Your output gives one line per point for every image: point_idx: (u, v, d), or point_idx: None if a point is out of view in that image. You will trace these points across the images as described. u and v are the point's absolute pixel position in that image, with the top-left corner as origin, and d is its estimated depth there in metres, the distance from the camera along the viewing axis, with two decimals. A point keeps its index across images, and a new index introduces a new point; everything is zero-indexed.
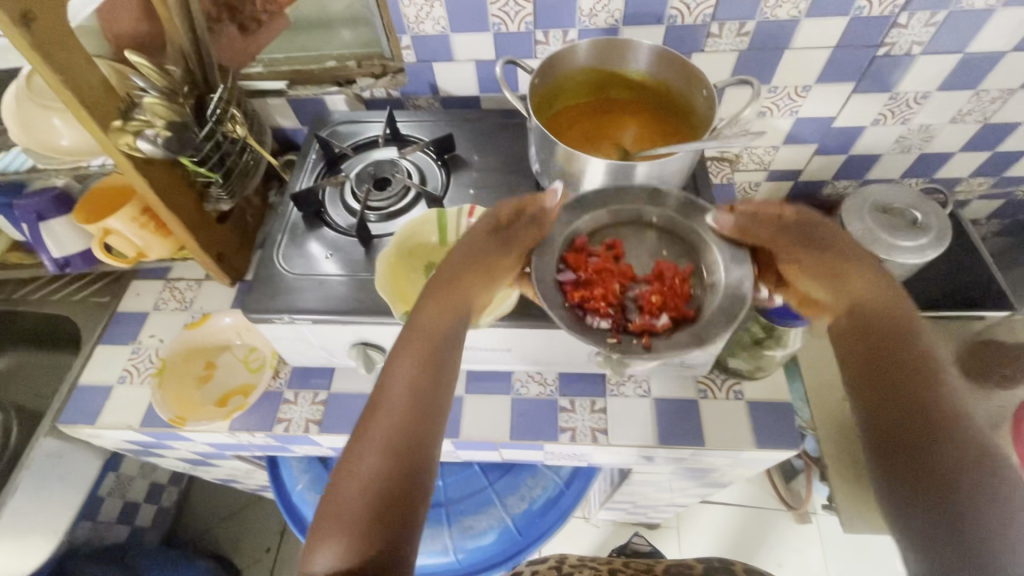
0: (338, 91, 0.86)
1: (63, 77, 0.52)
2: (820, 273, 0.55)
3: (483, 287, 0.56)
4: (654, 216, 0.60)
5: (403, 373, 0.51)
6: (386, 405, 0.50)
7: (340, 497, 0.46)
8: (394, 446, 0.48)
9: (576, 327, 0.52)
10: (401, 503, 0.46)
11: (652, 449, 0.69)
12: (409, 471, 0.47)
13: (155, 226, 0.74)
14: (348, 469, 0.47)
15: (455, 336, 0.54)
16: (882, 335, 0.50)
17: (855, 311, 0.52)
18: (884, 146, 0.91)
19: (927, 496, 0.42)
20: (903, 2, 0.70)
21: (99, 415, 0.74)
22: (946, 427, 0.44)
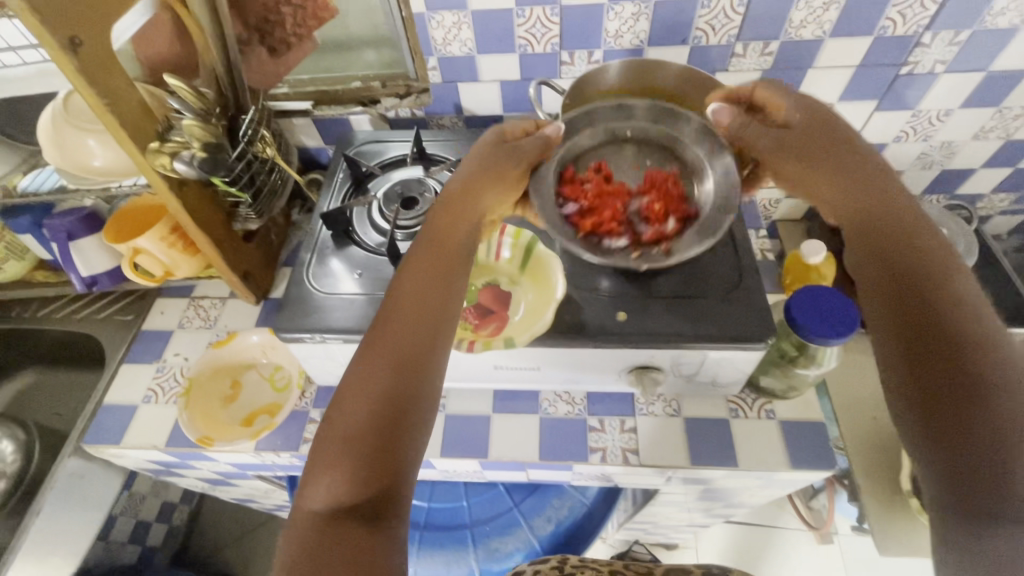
0: (362, 111, 0.87)
1: (106, 100, 0.53)
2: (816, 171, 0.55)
3: (491, 198, 0.58)
4: (627, 130, 0.65)
5: (405, 283, 0.51)
6: (386, 318, 0.49)
7: (337, 412, 0.45)
8: (395, 358, 0.47)
9: (595, 253, 0.58)
10: (403, 418, 0.45)
11: (684, 470, 0.67)
12: (409, 385, 0.46)
13: (183, 245, 0.74)
14: (346, 386, 0.46)
15: (460, 250, 0.55)
16: (882, 238, 0.49)
17: (851, 208, 0.52)
18: (906, 163, 0.91)
19: (940, 396, 0.41)
20: (927, 22, 0.70)
21: (124, 435, 0.74)
22: (961, 324, 0.42)
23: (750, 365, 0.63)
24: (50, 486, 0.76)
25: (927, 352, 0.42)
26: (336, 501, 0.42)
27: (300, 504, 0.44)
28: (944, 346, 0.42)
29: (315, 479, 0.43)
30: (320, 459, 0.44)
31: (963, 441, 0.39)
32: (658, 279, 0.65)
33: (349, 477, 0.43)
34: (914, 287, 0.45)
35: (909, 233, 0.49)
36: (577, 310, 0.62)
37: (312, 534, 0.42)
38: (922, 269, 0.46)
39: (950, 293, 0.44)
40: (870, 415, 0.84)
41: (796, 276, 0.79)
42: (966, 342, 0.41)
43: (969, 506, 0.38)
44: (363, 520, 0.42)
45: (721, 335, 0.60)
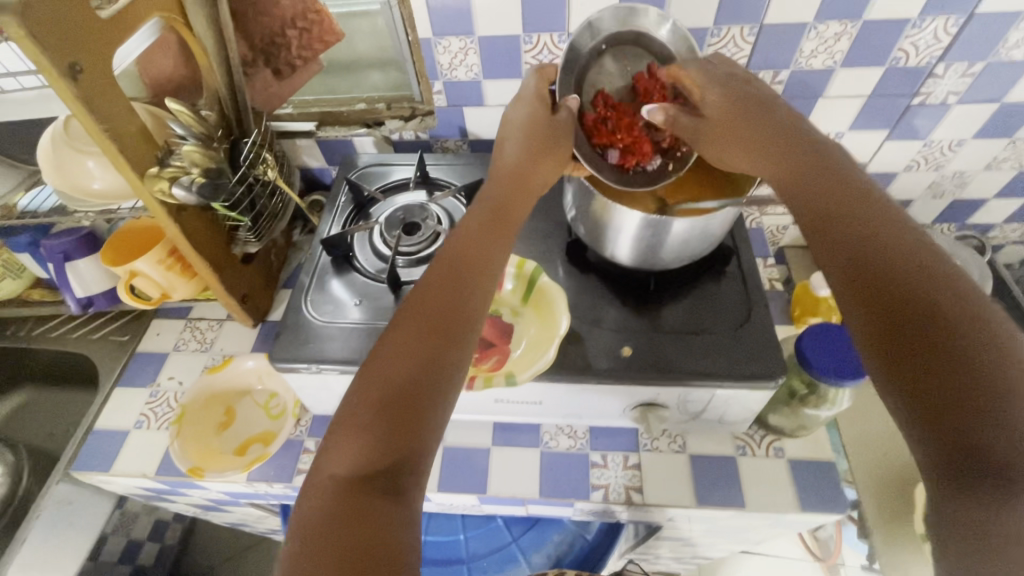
0: (366, 132, 0.87)
1: (104, 126, 0.52)
2: (731, 131, 0.53)
3: (547, 172, 0.57)
4: (601, 46, 0.62)
5: (456, 251, 0.51)
6: (432, 282, 0.48)
7: (370, 375, 0.43)
8: (436, 324, 0.46)
9: (648, 182, 0.62)
10: (436, 388, 0.43)
11: (689, 510, 0.65)
12: (450, 351, 0.45)
13: (181, 268, 0.73)
14: (385, 347, 0.45)
15: (513, 225, 0.55)
16: (806, 183, 0.46)
17: (790, 171, 0.48)
18: (916, 192, 0.89)
19: (890, 332, 0.35)
20: (940, 54, 0.69)
21: (114, 462, 0.72)
22: (899, 251, 0.38)
23: (759, 404, 0.61)
24: (37, 514, 0.74)
25: (868, 286, 0.38)
26: (361, 467, 0.39)
27: (318, 469, 0.40)
28: (880, 280, 0.37)
29: (336, 445, 0.41)
30: (345, 424, 0.41)
31: (925, 378, 0.33)
32: (662, 313, 0.63)
33: (373, 444, 0.40)
34: (843, 224, 0.42)
35: (833, 175, 0.46)
36: (580, 345, 0.61)
37: (329, 503, 0.38)
38: (846, 205, 0.43)
39: (873, 225, 0.40)
40: (882, 452, 0.81)
41: (804, 306, 0.78)
42: (903, 270, 0.37)
43: (960, 461, 0.30)
44: (382, 492, 0.39)
45: (729, 374, 0.57)
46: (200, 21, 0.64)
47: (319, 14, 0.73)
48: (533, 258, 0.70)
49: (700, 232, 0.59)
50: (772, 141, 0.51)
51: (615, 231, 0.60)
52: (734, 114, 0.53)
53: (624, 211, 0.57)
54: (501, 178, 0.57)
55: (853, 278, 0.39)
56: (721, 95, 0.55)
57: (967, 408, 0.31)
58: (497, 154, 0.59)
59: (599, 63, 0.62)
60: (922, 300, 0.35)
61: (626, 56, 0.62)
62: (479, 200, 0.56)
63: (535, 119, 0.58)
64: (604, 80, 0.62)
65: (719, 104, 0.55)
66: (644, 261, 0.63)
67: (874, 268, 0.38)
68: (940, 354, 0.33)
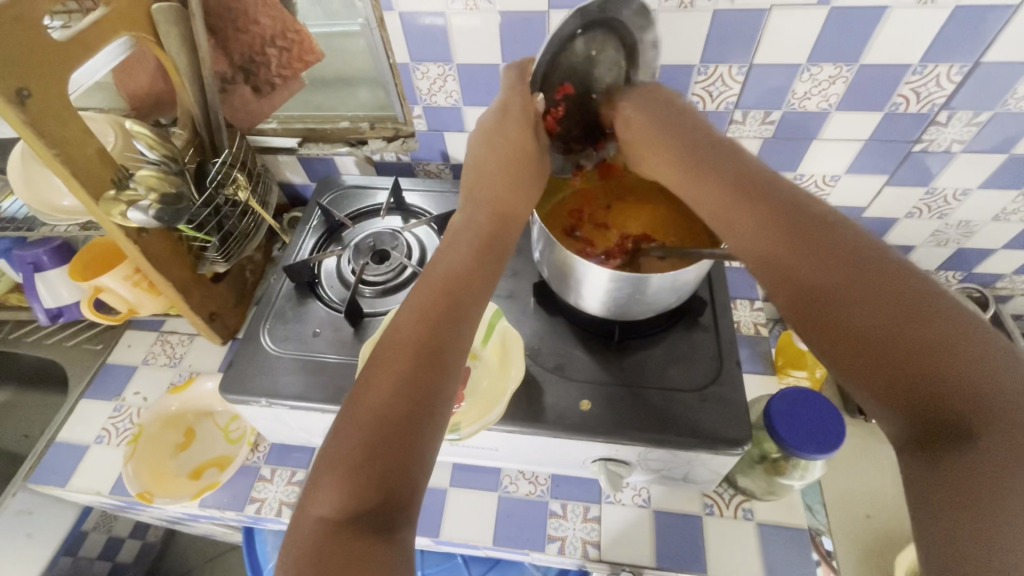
0: (348, 152, 0.84)
1: (56, 151, 0.51)
2: (647, 139, 0.51)
3: (524, 204, 0.53)
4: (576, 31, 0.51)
5: (446, 275, 0.46)
6: (415, 309, 0.44)
7: (357, 406, 0.40)
8: (419, 344, 0.42)
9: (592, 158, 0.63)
10: (423, 414, 0.40)
11: (648, 571, 0.62)
12: (435, 366, 0.41)
13: (147, 285, 0.73)
14: (368, 380, 0.41)
15: (505, 242, 0.51)
16: (712, 183, 0.45)
17: (709, 175, 0.45)
18: (918, 239, 0.85)
19: (827, 330, 0.34)
20: (943, 101, 0.65)
21: (70, 476, 0.71)
22: (812, 235, 0.37)
23: (724, 467, 0.58)
24: None
25: (794, 286, 0.37)
26: (350, 504, 0.36)
27: (305, 511, 0.37)
28: (796, 280, 0.37)
29: (323, 484, 0.37)
30: (335, 462, 0.37)
31: (878, 362, 0.31)
32: (626, 365, 0.61)
33: (365, 481, 0.37)
34: (752, 222, 0.41)
35: (739, 168, 0.45)
36: (538, 393, 0.58)
37: (320, 548, 0.35)
38: (756, 196, 0.42)
39: (783, 216, 0.39)
40: (863, 514, 0.77)
41: (788, 357, 0.76)
42: (821, 257, 0.36)
43: (928, 436, 0.29)
44: (376, 528, 0.36)
45: (690, 436, 0.54)
46: (173, 42, 0.62)
47: (298, 34, 0.71)
48: (500, 296, 0.68)
49: (672, 285, 0.55)
50: (677, 139, 0.49)
51: (577, 279, 0.57)
52: (648, 129, 0.52)
53: (586, 264, 0.54)
54: (490, 209, 0.52)
55: (779, 282, 0.38)
56: (635, 113, 0.53)
57: (920, 379, 0.29)
58: (477, 182, 0.53)
59: (572, 49, 0.52)
60: (840, 281, 0.34)
61: (598, 42, 0.53)
62: (463, 227, 0.51)
63: (523, 151, 0.53)
64: (575, 71, 0.54)
65: (636, 120, 0.53)
66: (614, 311, 0.59)
67: (793, 266, 0.37)
68: (881, 333, 0.32)
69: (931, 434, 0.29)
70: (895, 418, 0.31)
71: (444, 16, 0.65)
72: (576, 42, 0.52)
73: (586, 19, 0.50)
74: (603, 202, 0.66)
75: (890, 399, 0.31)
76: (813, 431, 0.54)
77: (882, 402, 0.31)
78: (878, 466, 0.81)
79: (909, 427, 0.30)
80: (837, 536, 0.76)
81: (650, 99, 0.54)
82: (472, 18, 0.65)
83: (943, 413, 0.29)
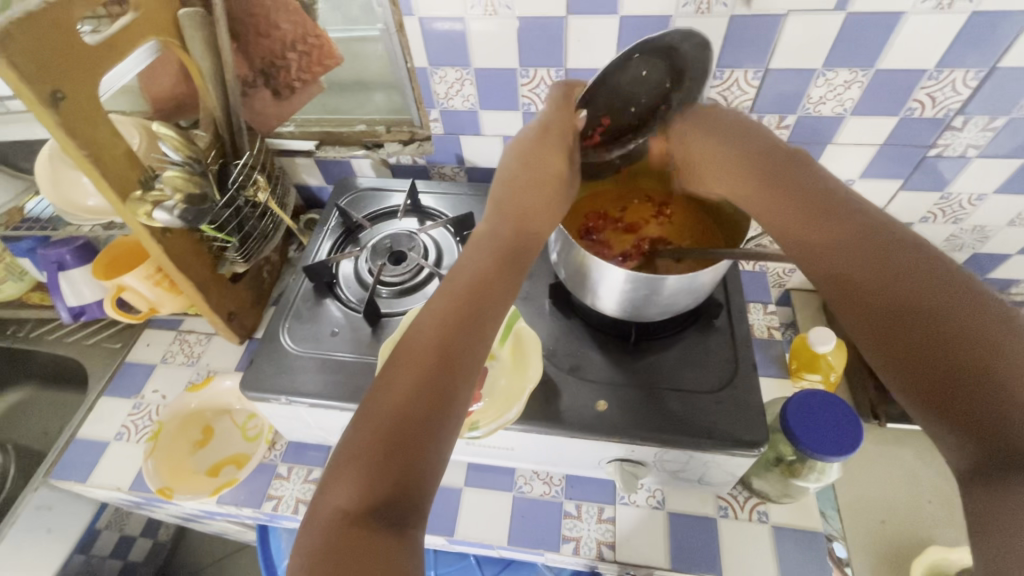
0: (364, 155, 0.85)
1: (86, 152, 0.52)
2: (713, 153, 0.53)
3: (544, 209, 0.53)
4: (635, 53, 0.50)
5: (466, 278, 0.46)
6: (437, 309, 0.44)
7: (376, 401, 0.40)
8: (439, 347, 0.42)
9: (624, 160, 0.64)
10: (440, 416, 0.40)
11: (662, 572, 0.62)
12: (455, 372, 0.41)
13: (168, 284, 0.74)
14: (387, 377, 0.41)
15: (527, 250, 0.50)
16: (779, 199, 0.46)
17: (770, 192, 0.47)
18: (932, 244, 0.85)
19: (888, 345, 0.35)
20: (959, 106, 0.65)
21: (91, 473, 0.72)
22: (883, 253, 0.37)
23: (739, 469, 0.58)
24: (14, 519, 0.75)
25: (861, 305, 0.37)
26: (366, 498, 0.36)
27: (321, 502, 0.37)
28: (862, 295, 0.37)
29: (341, 475, 0.37)
30: (352, 455, 0.38)
31: (932, 380, 0.32)
32: (642, 367, 0.61)
33: (379, 477, 0.37)
34: (821, 237, 0.41)
35: (806, 184, 0.45)
36: (555, 394, 0.59)
37: (334, 539, 0.35)
38: (825, 213, 0.42)
39: (852, 233, 0.40)
40: (877, 520, 0.77)
41: (801, 361, 0.74)
42: (890, 274, 0.36)
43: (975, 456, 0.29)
44: (387, 523, 0.36)
45: (706, 438, 0.55)
46: (197, 45, 0.64)
47: (319, 38, 0.72)
48: (516, 297, 0.69)
49: (689, 287, 0.55)
50: (739, 154, 0.50)
51: (593, 281, 0.58)
52: (712, 143, 0.53)
53: (604, 265, 0.55)
54: (512, 217, 0.51)
55: (840, 295, 0.39)
56: (697, 125, 0.54)
57: (977, 402, 0.30)
58: (502, 193, 0.53)
59: (624, 69, 0.52)
60: (898, 300, 0.35)
61: (649, 64, 0.52)
62: (485, 234, 0.51)
63: (552, 172, 0.54)
64: (620, 88, 0.55)
65: (700, 133, 0.54)
66: (630, 313, 0.60)
67: (861, 282, 0.37)
68: (942, 353, 0.32)
69: (986, 457, 0.29)
70: (942, 434, 0.31)
71: (463, 21, 0.66)
72: (629, 64, 0.51)
73: (643, 46, 0.49)
74: (619, 202, 0.67)
75: (942, 418, 0.31)
76: (826, 436, 0.54)
77: (933, 420, 0.32)
78: (892, 471, 0.81)
79: (956, 445, 0.30)
80: (852, 539, 0.76)
81: (714, 109, 0.54)
82: (491, 22, 0.66)
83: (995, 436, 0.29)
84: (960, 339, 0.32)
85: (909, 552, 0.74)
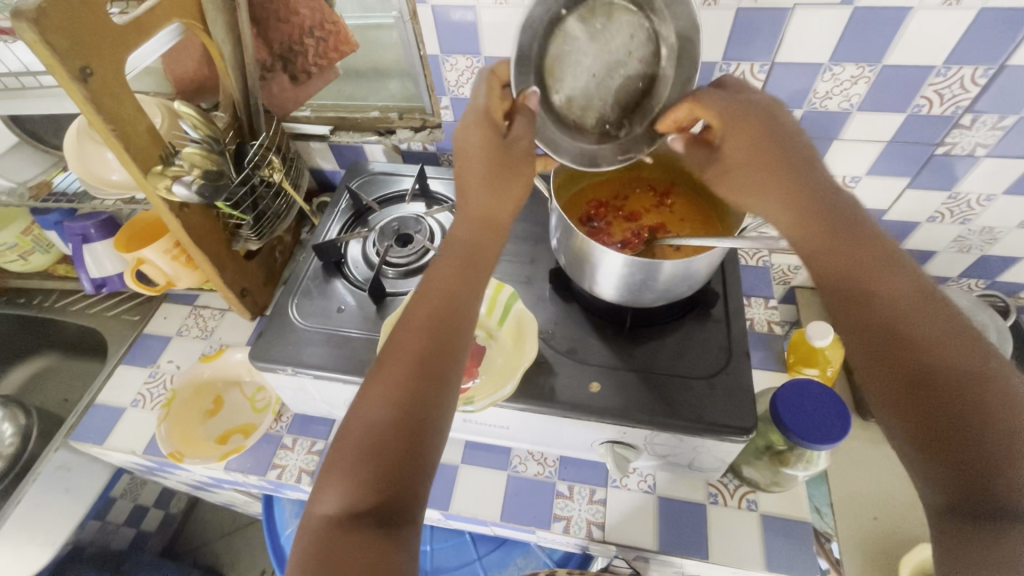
0: (377, 140, 0.87)
1: (112, 126, 0.55)
2: (752, 167, 0.49)
3: (508, 201, 0.53)
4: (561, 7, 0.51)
5: (428, 290, 0.49)
6: (414, 320, 0.47)
7: (354, 418, 0.43)
8: (416, 362, 0.44)
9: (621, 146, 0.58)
10: (422, 422, 0.42)
11: (650, 554, 0.63)
12: (430, 388, 0.44)
13: (185, 259, 0.77)
14: (367, 391, 0.44)
15: (489, 259, 0.52)
16: (843, 234, 0.43)
17: (812, 218, 0.45)
18: (940, 244, 0.84)
19: (923, 405, 0.35)
20: (968, 103, 0.65)
21: (108, 436, 0.76)
22: (925, 315, 0.38)
23: (730, 456, 0.59)
24: (34, 476, 0.79)
25: (894, 356, 0.38)
26: (354, 504, 0.39)
27: (312, 510, 0.40)
28: (919, 350, 0.37)
29: (327, 484, 0.40)
30: (334, 463, 0.41)
31: (951, 443, 0.34)
32: (638, 351, 0.63)
33: (361, 484, 0.40)
34: (876, 281, 0.41)
35: (861, 223, 0.44)
36: (551, 376, 0.60)
37: (324, 544, 0.38)
38: (882, 261, 0.41)
39: (902, 288, 0.40)
40: (870, 515, 0.78)
41: (799, 355, 0.75)
42: (934, 340, 0.37)
43: (967, 507, 0.33)
44: (376, 524, 0.38)
45: (697, 422, 0.56)
46: (219, 30, 0.66)
47: (335, 25, 0.75)
48: (518, 281, 0.71)
49: (685, 273, 0.56)
50: (790, 170, 0.47)
51: (593, 266, 0.59)
52: (760, 155, 0.49)
53: (603, 250, 0.56)
54: (470, 216, 0.52)
55: (881, 342, 0.39)
56: (734, 121, 0.50)
57: (991, 465, 0.32)
58: (462, 189, 0.53)
59: (561, 34, 0.52)
60: (934, 362, 0.36)
61: (596, 17, 0.52)
62: (449, 240, 0.52)
63: (492, 151, 0.50)
64: (578, 57, 0.53)
65: (735, 133, 0.50)
66: (628, 299, 0.61)
67: (911, 337, 0.38)
68: (968, 417, 0.34)
69: (961, 503, 0.33)
70: (936, 483, 0.34)
71: (474, 10, 0.68)
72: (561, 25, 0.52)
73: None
74: (621, 190, 0.69)
75: (936, 465, 0.34)
76: (815, 423, 0.55)
77: (932, 469, 0.34)
78: (889, 469, 0.81)
79: (947, 492, 0.34)
80: (843, 534, 0.77)
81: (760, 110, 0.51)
82: (501, 12, 0.67)
83: (993, 492, 0.32)
84: (975, 410, 0.34)
85: (895, 549, 0.76)
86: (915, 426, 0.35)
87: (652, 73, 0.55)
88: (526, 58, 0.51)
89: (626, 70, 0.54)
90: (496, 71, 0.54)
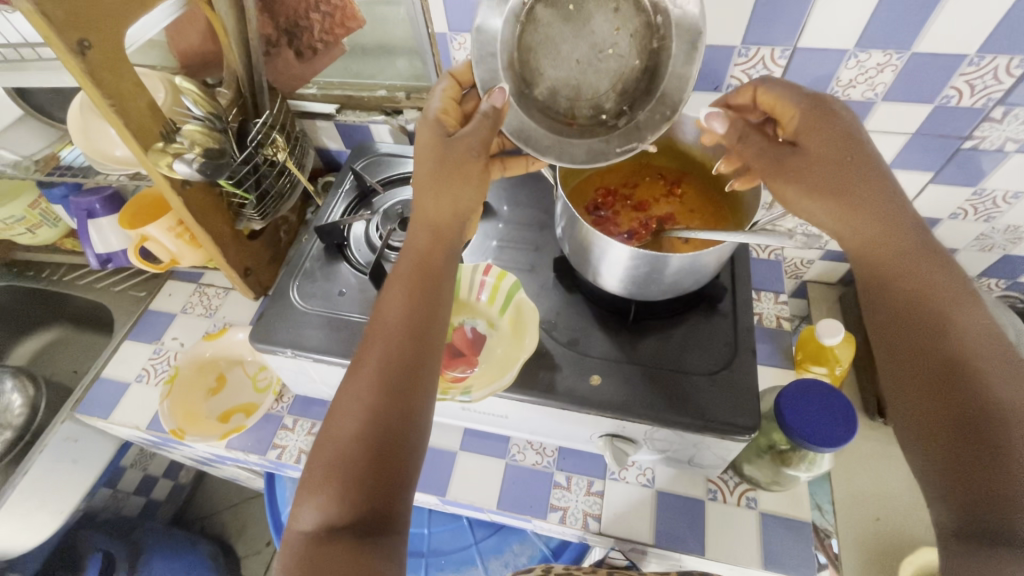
0: (383, 120, 0.86)
1: (112, 102, 0.54)
2: (826, 170, 0.46)
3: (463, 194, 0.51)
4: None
5: (385, 304, 0.48)
6: (379, 332, 0.47)
7: (326, 433, 0.43)
8: (382, 376, 0.44)
9: (618, 134, 0.55)
10: (393, 434, 0.42)
11: (646, 547, 0.63)
12: (403, 400, 0.44)
13: (189, 237, 0.77)
14: (337, 406, 0.44)
15: (445, 268, 0.51)
16: (917, 267, 0.43)
17: (882, 240, 0.44)
18: (960, 241, 0.81)
19: (957, 440, 0.36)
20: (1000, 96, 0.62)
21: (112, 410, 0.77)
22: (988, 351, 0.37)
23: (731, 454, 0.58)
24: (42, 446, 0.81)
25: (949, 387, 0.37)
26: (332, 519, 0.39)
27: (292, 525, 0.41)
28: (970, 385, 0.36)
29: (303, 501, 0.40)
30: (310, 479, 0.41)
31: (978, 474, 0.34)
32: (642, 344, 0.61)
33: (336, 498, 0.40)
34: (946, 312, 0.40)
35: (934, 254, 0.43)
36: (552, 368, 0.59)
37: (302, 558, 0.38)
38: (954, 293, 0.41)
39: (970, 323, 0.39)
40: (871, 516, 0.77)
41: (807, 352, 0.73)
42: (994, 376, 0.36)
43: (979, 534, 0.33)
44: (354, 536, 0.38)
45: (698, 418, 0.55)
46: (223, 3, 0.64)
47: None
48: (522, 269, 0.70)
49: (691, 266, 0.55)
50: (867, 184, 0.45)
51: (597, 257, 0.58)
52: (833, 163, 0.46)
53: (607, 242, 0.54)
54: (420, 225, 0.52)
55: (942, 372, 0.38)
56: (812, 125, 0.48)
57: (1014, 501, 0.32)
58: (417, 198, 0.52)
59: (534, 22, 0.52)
60: (994, 396, 0.35)
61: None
62: (404, 250, 0.52)
63: (438, 151, 0.51)
64: (556, 43, 0.53)
65: (812, 136, 0.47)
66: (633, 292, 0.60)
67: (970, 371, 0.37)
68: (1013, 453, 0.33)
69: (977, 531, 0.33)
70: (957, 513, 0.34)
71: None
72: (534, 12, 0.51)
73: None
74: (630, 178, 0.67)
75: (963, 495, 0.34)
76: (819, 426, 0.53)
77: (957, 497, 0.35)
78: (895, 470, 0.79)
79: (963, 521, 0.34)
80: (843, 534, 0.76)
81: (839, 120, 0.47)
82: None
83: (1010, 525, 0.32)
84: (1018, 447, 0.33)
85: (894, 550, 0.75)
86: (953, 457, 0.35)
87: (650, 47, 0.52)
88: (493, 54, 0.51)
89: (615, 50, 0.53)
90: (455, 76, 0.56)
